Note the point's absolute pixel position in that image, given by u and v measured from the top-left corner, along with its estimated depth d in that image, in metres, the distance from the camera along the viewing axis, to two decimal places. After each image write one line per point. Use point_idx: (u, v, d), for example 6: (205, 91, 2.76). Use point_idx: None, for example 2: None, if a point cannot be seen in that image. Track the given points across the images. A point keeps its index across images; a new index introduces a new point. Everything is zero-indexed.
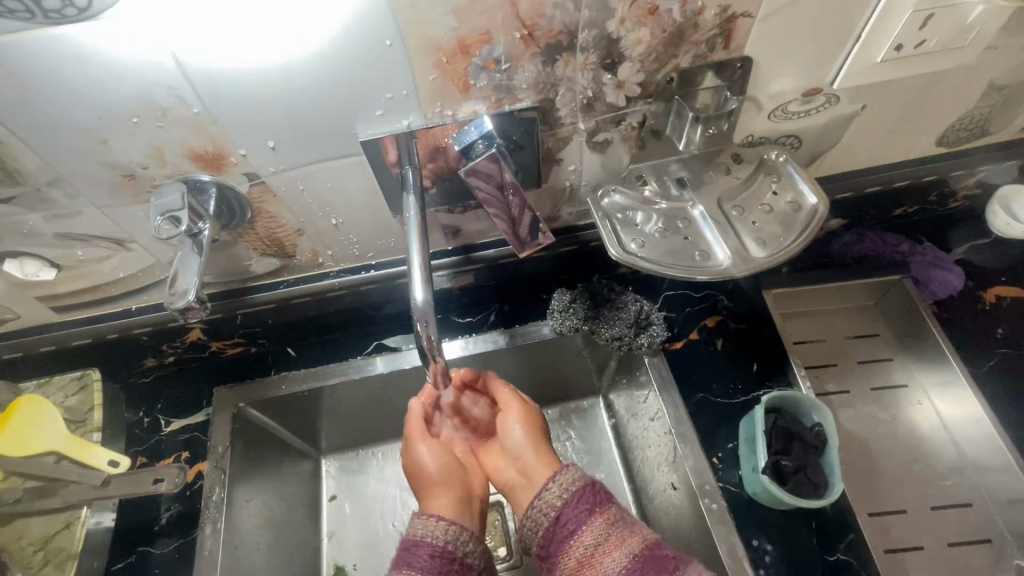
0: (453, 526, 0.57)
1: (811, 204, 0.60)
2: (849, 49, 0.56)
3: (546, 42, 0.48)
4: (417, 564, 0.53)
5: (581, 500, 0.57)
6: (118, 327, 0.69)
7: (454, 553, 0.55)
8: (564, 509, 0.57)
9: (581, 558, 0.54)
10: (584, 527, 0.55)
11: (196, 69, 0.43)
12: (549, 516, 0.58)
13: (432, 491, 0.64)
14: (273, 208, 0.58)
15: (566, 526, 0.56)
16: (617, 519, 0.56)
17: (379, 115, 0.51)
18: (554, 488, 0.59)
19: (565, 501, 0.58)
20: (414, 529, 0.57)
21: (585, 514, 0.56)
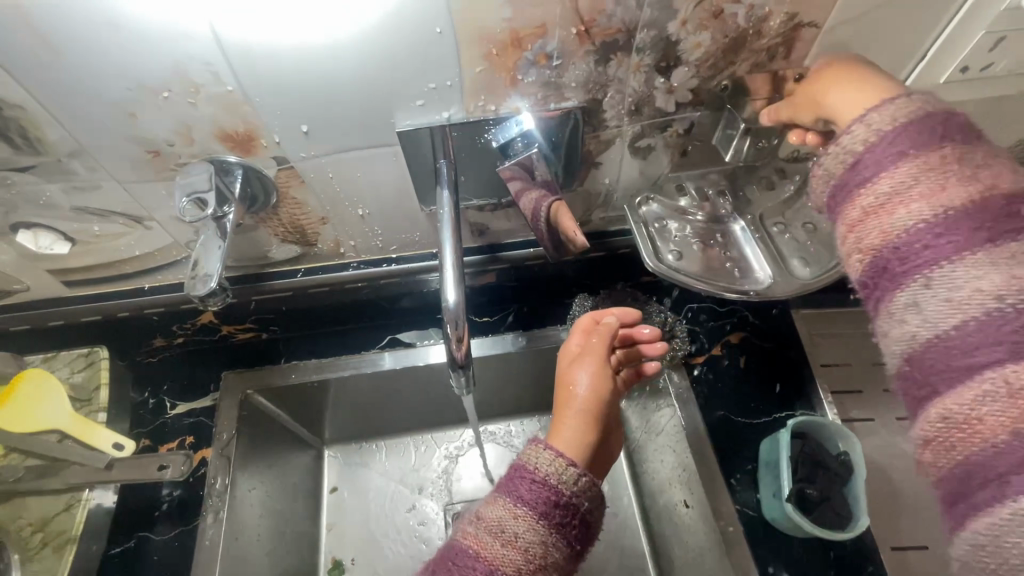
0: (586, 478, 0.43)
1: None
2: (913, 67, 0.53)
3: (602, 40, 0.45)
4: (533, 504, 0.41)
5: (902, 134, 0.35)
6: (130, 306, 0.67)
7: (575, 505, 0.42)
8: (885, 193, 0.34)
9: (874, 206, 0.35)
10: (885, 173, 0.35)
11: (235, 46, 0.41)
12: (862, 188, 0.36)
13: (564, 415, 0.48)
14: (299, 194, 0.56)
15: (884, 220, 0.34)
16: (938, 167, 0.33)
17: (419, 106, 0.48)
18: (882, 173, 0.35)
19: (893, 178, 0.34)
20: (533, 458, 0.43)
21: (962, 234, 0.32)
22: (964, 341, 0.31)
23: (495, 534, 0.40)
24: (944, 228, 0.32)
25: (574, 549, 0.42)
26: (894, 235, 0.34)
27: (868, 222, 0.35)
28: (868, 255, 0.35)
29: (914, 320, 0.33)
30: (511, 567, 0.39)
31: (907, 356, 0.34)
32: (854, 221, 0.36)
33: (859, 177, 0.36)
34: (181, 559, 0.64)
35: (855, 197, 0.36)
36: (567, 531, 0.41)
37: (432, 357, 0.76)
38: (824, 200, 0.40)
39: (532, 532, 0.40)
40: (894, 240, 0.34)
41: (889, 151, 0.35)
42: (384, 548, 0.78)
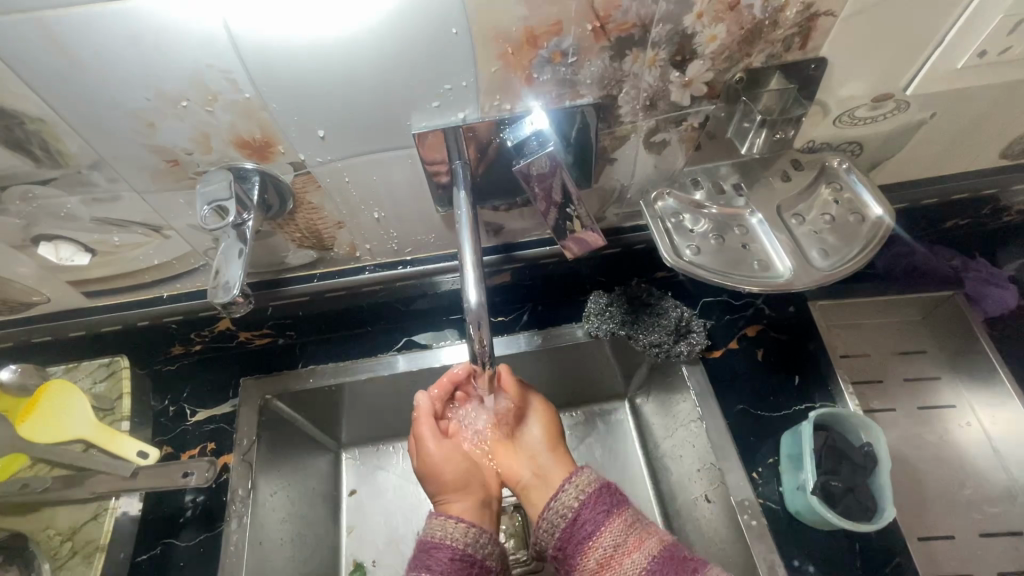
0: (473, 528, 0.57)
1: (875, 216, 0.57)
2: (930, 53, 0.53)
3: (618, 36, 0.45)
4: (437, 567, 0.53)
5: (593, 500, 0.56)
6: (149, 314, 0.67)
7: (474, 557, 0.55)
8: (581, 512, 0.55)
9: (600, 559, 0.52)
10: (603, 533, 0.53)
11: (252, 53, 0.41)
12: (565, 519, 0.56)
13: (450, 495, 0.63)
14: (316, 200, 0.56)
15: (583, 528, 0.54)
16: (593, 496, 0.56)
17: (435, 107, 0.48)
18: (570, 490, 0.57)
19: (582, 502, 0.56)
20: (432, 531, 0.57)
21: (592, 515, 0.55)
22: (587, 518, 0.55)
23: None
24: (589, 502, 0.56)
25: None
26: (566, 518, 0.56)
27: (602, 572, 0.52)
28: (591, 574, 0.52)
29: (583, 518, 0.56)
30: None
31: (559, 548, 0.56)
32: (577, 528, 0.55)
33: (576, 508, 0.56)
34: (207, 564, 0.65)
35: (555, 510, 0.57)
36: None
37: (448, 358, 0.76)
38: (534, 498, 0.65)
39: None
40: (565, 519, 0.56)
41: (571, 483, 0.58)
42: (406, 549, 0.78)
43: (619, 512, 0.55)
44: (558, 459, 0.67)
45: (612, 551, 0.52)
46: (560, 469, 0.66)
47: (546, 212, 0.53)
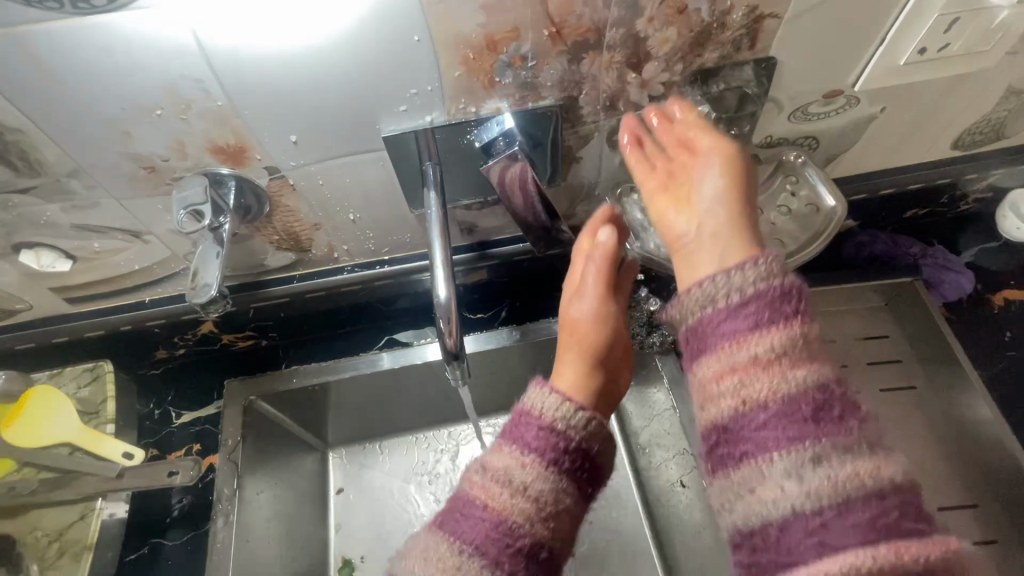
0: (593, 419, 0.52)
1: (829, 207, 0.61)
2: (874, 51, 0.56)
3: (574, 40, 0.48)
4: (535, 445, 0.49)
5: (785, 420, 0.41)
6: (132, 319, 0.69)
7: (569, 438, 0.50)
8: (763, 364, 0.42)
9: (757, 364, 0.42)
10: (780, 440, 0.40)
11: (223, 63, 0.43)
12: (740, 363, 0.43)
13: (563, 356, 0.59)
14: (292, 203, 0.58)
15: (761, 425, 0.41)
16: (794, 401, 0.41)
17: (402, 111, 0.50)
18: (749, 335, 0.43)
19: (772, 401, 0.41)
20: (532, 402, 0.52)
21: (789, 424, 0.41)
22: (768, 424, 0.41)
23: (500, 482, 0.47)
24: (790, 410, 0.41)
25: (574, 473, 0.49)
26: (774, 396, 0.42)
27: (748, 373, 0.43)
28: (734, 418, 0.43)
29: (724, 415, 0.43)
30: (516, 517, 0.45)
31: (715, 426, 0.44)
32: (740, 374, 0.43)
33: (732, 317, 0.45)
34: (196, 562, 0.66)
35: (706, 304, 0.46)
36: (568, 474, 0.49)
37: (429, 355, 0.78)
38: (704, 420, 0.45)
39: (536, 479, 0.47)
40: (743, 403, 0.42)
41: (758, 330, 0.43)
42: (393, 543, 0.80)
43: (818, 425, 0.40)
44: (735, 243, 0.50)
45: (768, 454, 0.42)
46: (733, 250, 0.49)
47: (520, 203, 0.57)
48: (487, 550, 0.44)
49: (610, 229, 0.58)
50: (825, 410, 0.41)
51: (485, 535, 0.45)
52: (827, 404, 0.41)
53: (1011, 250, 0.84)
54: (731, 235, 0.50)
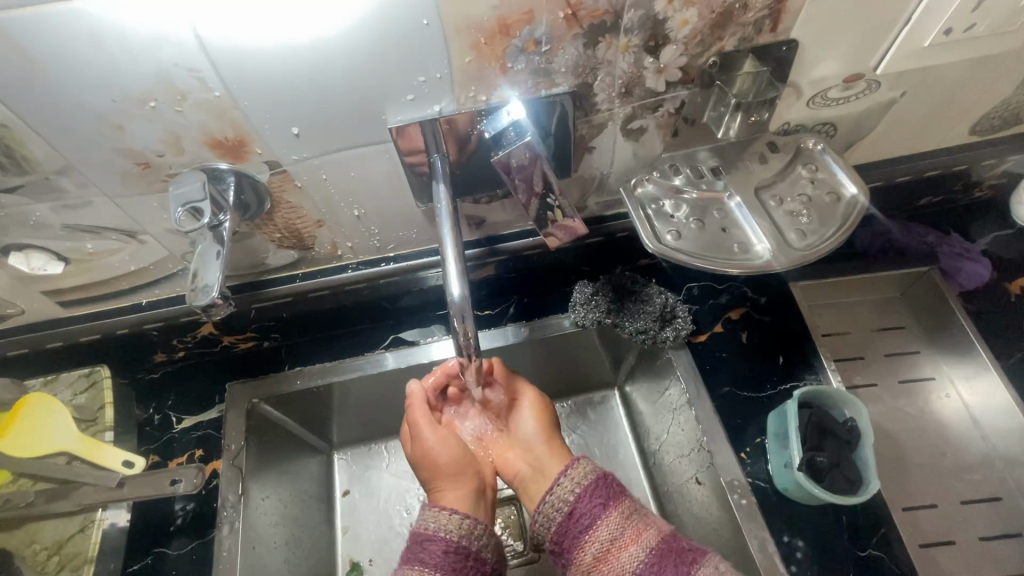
0: (468, 520, 0.55)
1: (850, 195, 0.58)
2: (898, 33, 0.54)
3: (590, 22, 0.45)
4: (429, 560, 0.51)
5: (593, 493, 0.54)
6: (129, 322, 0.66)
7: (465, 549, 0.53)
8: (577, 504, 0.54)
9: (598, 555, 0.51)
10: (598, 525, 0.52)
11: (220, 51, 0.40)
12: (562, 512, 0.54)
13: (443, 483, 0.62)
14: (294, 198, 0.56)
15: (580, 522, 0.53)
16: (601, 483, 0.55)
17: (409, 101, 0.48)
18: (566, 482, 0.56)
19: (579, 495, 0.55)
20: (424, 522, 0.55)
21: (593, 505, 0.53)
22: (587, 500, 0.54)
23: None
24: (594, 489, 0.55)
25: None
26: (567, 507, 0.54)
27: (599, 568, 0.50)
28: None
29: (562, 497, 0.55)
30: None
31: (558, 536, 0.54)
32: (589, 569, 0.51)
33: (572, 504, 0.54)
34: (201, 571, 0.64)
35: (551, 507, 0.55)
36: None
37: (437, 353, 0.76)
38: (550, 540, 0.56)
39: None
40: (562, 529, 0.54)
41: (567, 476, 0.56)
42: (402, 546, 0.78)
43: (619, 500, 0.54)
44: (555, 445, 0.66)
45: (607, 544, 0.51)
46: (553, 460, 0.64)
47: (527, 202, 0.54)
48: None
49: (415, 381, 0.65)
50: (603, 488, 0.55)
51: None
52: (609, 481, 0.56)
53: None
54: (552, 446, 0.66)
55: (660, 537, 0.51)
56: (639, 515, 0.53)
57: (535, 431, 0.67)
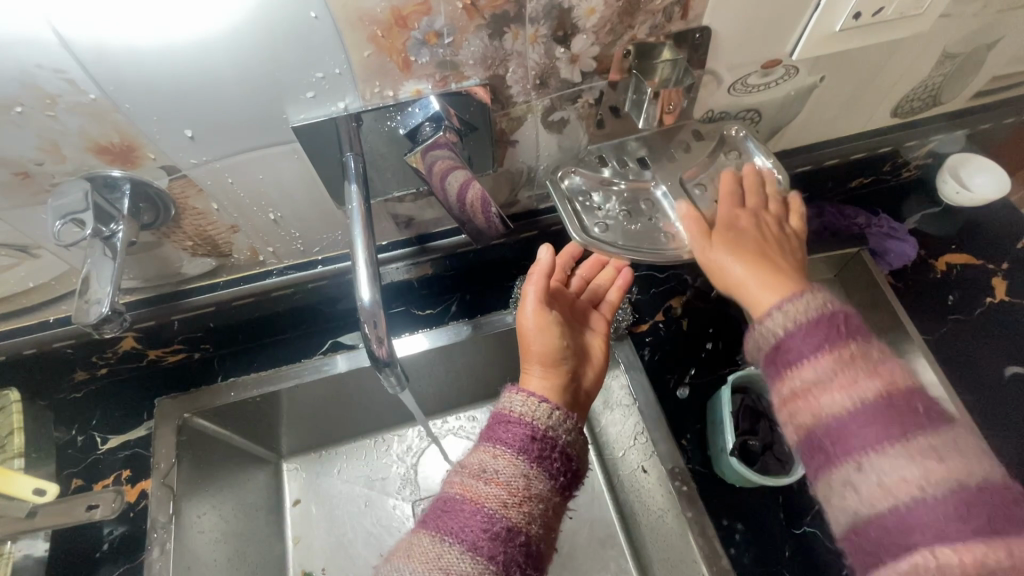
0: (557, 411, 0.49)
1: (775, 178, 0.62)
2: (809, 17, 0.53)
3: (492, 13, 0.44)
4: (510, 441, 0.47)
5: (872, 415, 0.41)
6: (35, 342, 0.62)
7: (552, 439, 0.48)
8: (849, 413, 0.42)
9: (796, 389, 0.45)
10: (806, 361, 0.44)
11: (89, 51, 0.38)
12: (823, 408, 0.43)
13: (530, 367, 0.55)
14: (200, 204, 0.53)
15: (851, 426, 0.42)
16: (897, 405, 0.41)
17: (310, 98, 0.46)
18: (837, 382, 0.43)
19: (852, 402, 0.42)
20: (508, 403, 0.50)
21: (877, 428, 0.41)
22: (852, 424, 0.42)
23: (479, 475, 0.45)
24: (875, 413, 0.41)
25: (558, 481, 0.47)
26: (845, 411, 0.42)
27: (794, 403, 0.45)
28: (803, 430, 0.44)
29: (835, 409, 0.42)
30: (496, 502, 0.44)
31: (806, 433, 0.44)
32: (788, 402, 0.46)
33: (783, 335, 0.47)
34: None
35: (757, 335, 0.49)
36: (547, 463, 0.47)
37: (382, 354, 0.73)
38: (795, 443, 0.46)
39: (511, 468, 0.45)
40: (826, 434, 0.43)
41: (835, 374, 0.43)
42: (355, 552, 0.77)
43: (850, 341, 0.44)
44: (770, 272, 0.54)
45: (808, 385, 0.44)
46: (773, 288, 0.53)
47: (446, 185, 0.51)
48: (464, 536, 0.42)
49: (547, 248, 0.57)
50: (922, 414, 0.41)
51: (477, 532, 0.42)
52: (896, 400, 0.42)
53: (950, 213, 0.86)
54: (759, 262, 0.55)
55: (970, 480, 0.38)
56: (945, 448, 0.40)
57: (749, 226, 0.58)
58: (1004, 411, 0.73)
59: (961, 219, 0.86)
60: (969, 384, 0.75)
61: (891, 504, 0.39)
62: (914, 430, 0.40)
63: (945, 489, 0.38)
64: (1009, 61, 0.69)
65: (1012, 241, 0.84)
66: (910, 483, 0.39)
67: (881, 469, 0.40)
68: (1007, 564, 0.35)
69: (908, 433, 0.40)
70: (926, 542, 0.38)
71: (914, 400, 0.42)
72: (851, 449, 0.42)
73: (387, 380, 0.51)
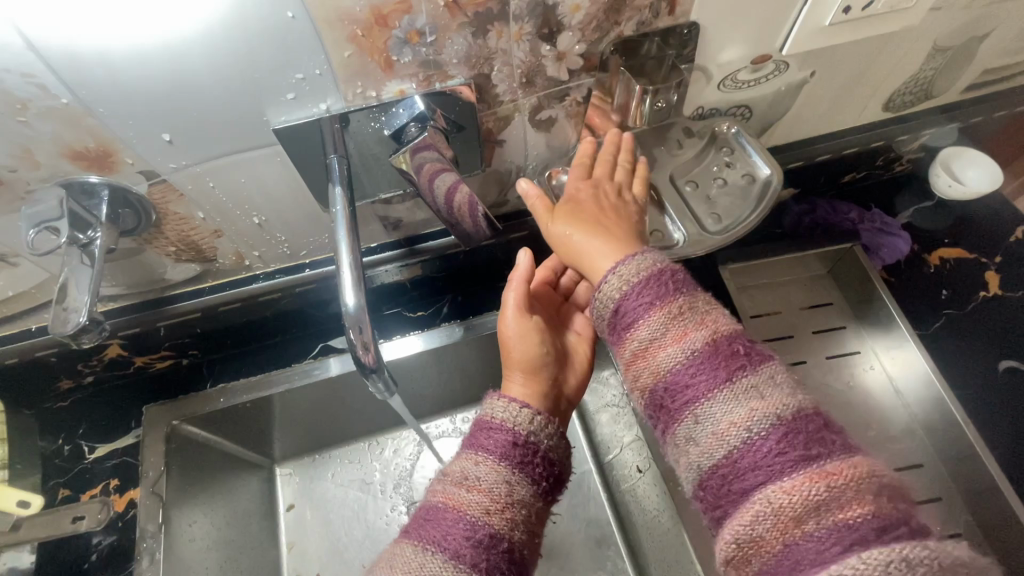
0: (539, 416, 0.49)
1: (765, 176, 0.59)
2: (798, 12, 0.53)
3: (474, 11, 0.43)
4: (493, 448, 0.46)
5: (701, 366, 0.41)
6: (16, 352, 0.61)
7: (534, 445, 0.47)
8: (687, 371, 0.41)
9: (638, 350, 0.44)
10: (641, 321, 0.44)
11: (57, 55, 0.36)
12: (666, 367, 0.42)
13: (512, 374, 0.54)
14: (182, 208, 0.52)
15: (690, 385, 0.41)
16: (697, 360, 0.41)
17: (291, 100, 0.45)
18: (670, 338, 0.42)
19: (687, 357, 0.42)
20: (491, 410, 0.49)
21: (708, 374, 0.41)
22: (684, 379, 0.41)
23: (461, 483, 0.45)
24: (695, 367, 0.41)
25: (542, 486, 0.47)
26: (662, 377, 0.43)
27: (637, 364, 0.44)
28: (647, 391, 0.44)
29: (671, 360, 0.42)
30: (479, 509, 0.43)
31: (652, 396, 0.44)
32: (631, 364, 0.45)
33: (618, 301, 0.45)
34: None
35: (599, 302, 0.47)
36: (530, 468, 0.46)
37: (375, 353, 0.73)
38: (643, 405, 0.46)
39: (494, 474, 0.45)
40: (663, 383, 0.42)
41: (659, 317, 0.43)
42: (349, 558, 0.76)
43: (678, 295, 0.44)
44: (604, 236, 0.51)
45: (646, 343, 0.43)
46: (609, 250, 0.49)
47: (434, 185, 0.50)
48: (447, 544, 0.41)
49: (525, 252, 0.56)
50: (735, 363, 0.41)
51: (460, 539, 0.41)
52: (719, 348, 0.42)
53: (943, 207, 0.86)
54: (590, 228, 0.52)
55: (787, 410, 0.38)
56: (766, 386, 0.40)
57: (586, 197, 0.54)
58: (998, 406, 0.72)
59: (955, 213, 0.85)
60: (963, 379, 0.74)
61: (725, 451, 0.39)
62: (742, 373, 0.40)
63: (767, 423, 0.38)
64: (1001, 54, 0.68)
65: (1005, 234, 0.84)
66: (739, 426, 0.39)
67: (715, 415, 0.40)
68: (833, 503, 0.34)
69: (735, 375, 0.40)
70: (758, 481, 0.37)
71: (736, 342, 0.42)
72: (689, 398, 0.41)
73: (371, 387, 0.50)
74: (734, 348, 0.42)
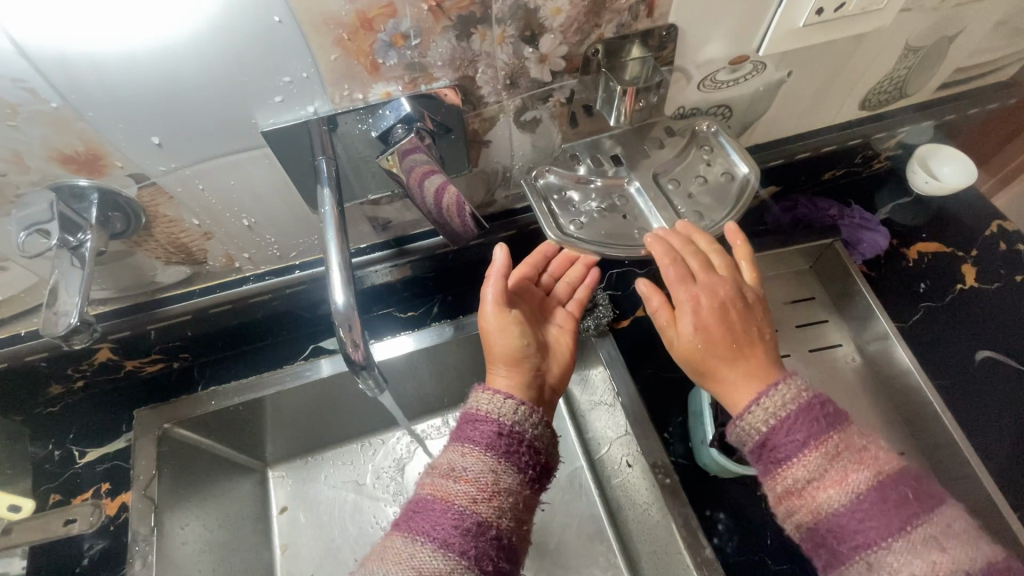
0: (523, 407, 0.50)
1: (743, 174, 0.60)
2: (772, 14, 0.54)
3: (458, 14, 0.44)
4: (480, 440, 0.47)
5: (869, 513, 0.43)
6: (5, 357, 0.61)
7: (519, 434, 0.48)
8: (852, 512, 0.43)
9: (791, 487, 0.45)
10: (796, 459, 0.45)
11: (46, 59, 0.37)
12: (827, 503, 0.44)
13: (495, 367, 0.55)
14: (171, 211, 0.52)
15: (858, 530, 0.43)
16: (869, 504, 0.43)
17: (278, 102, 0.46)
18: (834, 479, 0.44)
19: (852, 499, 0.43)
20: (476, 403, 0.50)
21: (881, 522, 0.42)
22: (852, 519, 0.43)
23: (449, 474, 0.45)
24: (863, 512, 0.43)
25: (528, 475, 0.48)
26: (821, 518, 0.44)
27: (792, 500, 0.46)
28: (803, 527, 0.45)
29: (837, 498, 0.44)
30: (465, 499, 0.44)
31: (809, 530, 0.45)
32: (783, 499, 0.46)
33: (767, 431, 0.47)
34: None
35: (739, 431, 0.48)
36: (516, 457, 0.47)
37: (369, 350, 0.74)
38: (797, 540, 0.47)
39: (480, 465, 0.46)
40: (822, 520, 0.44)
41: (826, 467, 0.44)
42: (342, 557, 0.76)
43: (833, 432, 0.45)
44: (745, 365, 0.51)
45: (803, 482, 0.45)
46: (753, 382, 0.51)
47: (422, 185, 0.50)
48: (435, 534, 0.42)
49: (501, 247, 0.56)
50: (911, 508, 0.43)
51: (448, 529, 0.43)
52: (889, 488, 0.43)
53: (920, 203, 0.88)
54: (722, 339, 0.52)
55: (971, 563, 0.40)
56: (943, 535, 0.42)
57: (709, 312, 0.52)
58: (975, 396, 0.74)
59: (932, 208, 0.88)
60: (942, 370, 0.76)
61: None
62: (914, 522, 0.42)
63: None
64: (970, 53, 0.71)
65: (981, 228, 0.86)
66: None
67: (892, 566, 0.41)
68: None
69: (908, 522, 0.42)
70: None
71: (903, 482, 0.44)
72: (859, 544, 0.43)
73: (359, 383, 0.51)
74: (904, 489, 0.44)
